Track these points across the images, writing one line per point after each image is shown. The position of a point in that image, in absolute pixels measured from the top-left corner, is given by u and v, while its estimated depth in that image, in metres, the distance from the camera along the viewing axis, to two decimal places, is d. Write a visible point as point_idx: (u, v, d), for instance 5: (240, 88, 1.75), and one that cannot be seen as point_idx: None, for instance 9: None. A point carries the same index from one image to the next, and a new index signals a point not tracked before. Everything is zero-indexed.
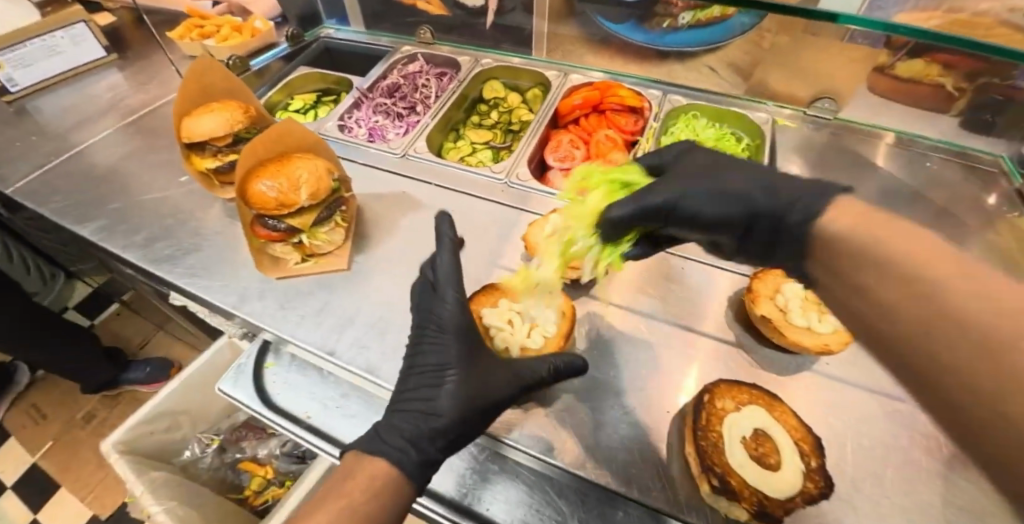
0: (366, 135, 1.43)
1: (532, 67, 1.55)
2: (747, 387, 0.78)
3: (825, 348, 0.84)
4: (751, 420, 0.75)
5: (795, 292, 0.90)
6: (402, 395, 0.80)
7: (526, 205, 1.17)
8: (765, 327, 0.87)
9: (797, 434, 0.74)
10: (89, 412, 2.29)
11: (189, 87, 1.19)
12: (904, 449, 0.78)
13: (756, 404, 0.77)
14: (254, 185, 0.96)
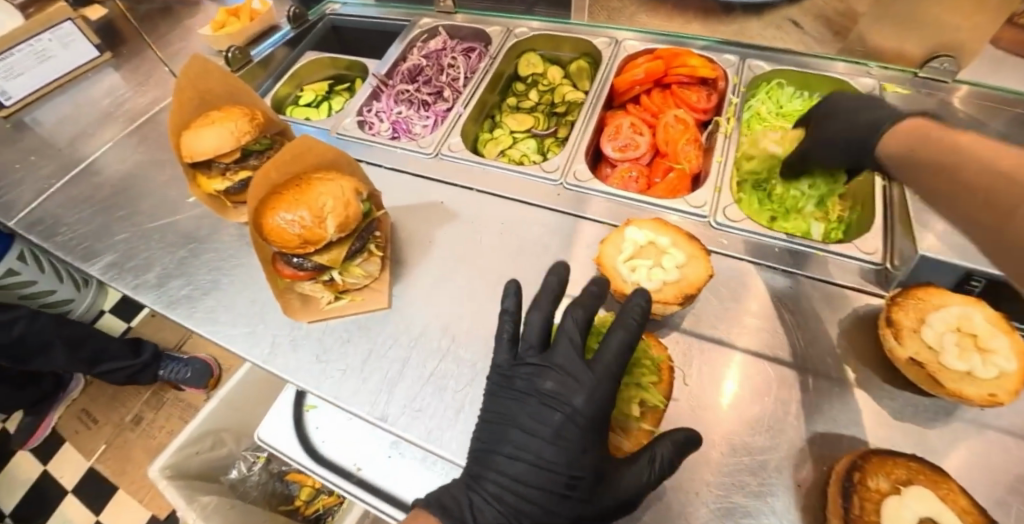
0: (390, 131, 1.25)
1: (574, 34, 1.31)
2: (902, 459, 0.63)
3: (994, 401, 0.67)
4: (917, 506, 0.59)
5: (948, 324, 0.72)
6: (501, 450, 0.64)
7: (588, 212, 0.98)
8: (914, 372, 0.71)
9: (972, 520, 0.58)
10: (137, 414, 2.24)
11: (185, 93, 1.02)
12: None
13: (917, 482, 0.61)
14: (270, 218, 0.79)
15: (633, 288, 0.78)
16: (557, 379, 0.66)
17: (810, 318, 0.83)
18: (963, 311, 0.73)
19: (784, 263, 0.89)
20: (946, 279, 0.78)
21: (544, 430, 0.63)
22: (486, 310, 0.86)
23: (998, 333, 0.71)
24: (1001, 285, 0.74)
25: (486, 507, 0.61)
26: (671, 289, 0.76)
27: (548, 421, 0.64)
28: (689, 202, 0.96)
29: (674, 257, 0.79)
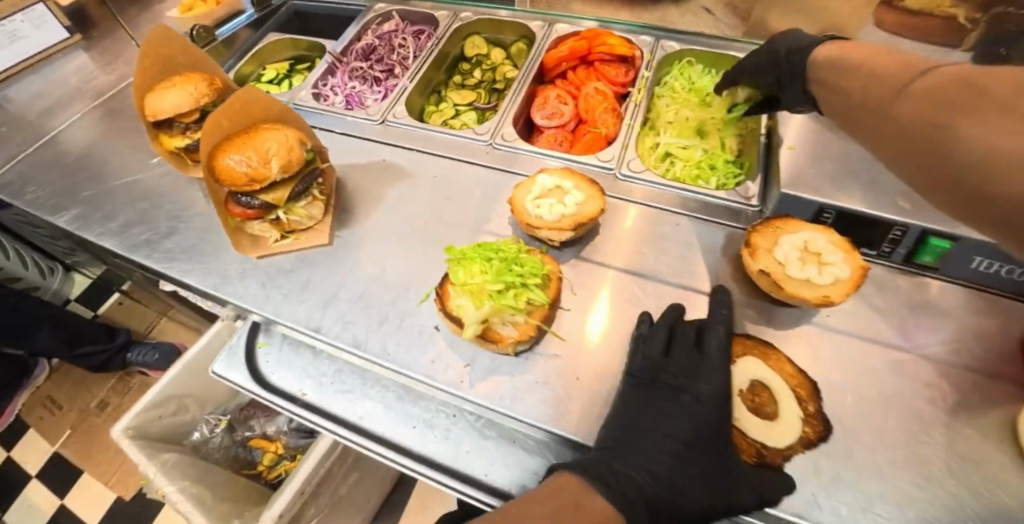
0: (343, 103, 1.36)
1: (514, 18, 1.44)
2: (741, 338, 0.84)
3: (825, 300, 0.81)
4: (747, 373, 0.81)
5: (795, 245, 0.87)
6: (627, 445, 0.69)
7: (513, 167, 1.11)
8: (764, 282, 0.86)
9: (794, 380, 0.79)
10: (102, 400, 2.27)
11: (148, 60, 1.13)
12: (899, 397, 0.78)
13: (749, 355, 0.83)
14: (222, 160, 0.91)
15: (536, 219, 0.90)
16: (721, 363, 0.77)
17: (693, 248, 0.96)
18: (810, 235, 0.88)
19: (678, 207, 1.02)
20: (802, 212, 0.92)
21: (680, 415, 0.72)
22: (414, 247, 0.97)
23: (836, 251, 0.85)
24: (847, 215, 0.88)
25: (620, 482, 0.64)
26: (569, 220, 0.89)
27: (680, 407, 0.73)
28: (599, 157, 1.10)
29: (574, 197, 0.92)
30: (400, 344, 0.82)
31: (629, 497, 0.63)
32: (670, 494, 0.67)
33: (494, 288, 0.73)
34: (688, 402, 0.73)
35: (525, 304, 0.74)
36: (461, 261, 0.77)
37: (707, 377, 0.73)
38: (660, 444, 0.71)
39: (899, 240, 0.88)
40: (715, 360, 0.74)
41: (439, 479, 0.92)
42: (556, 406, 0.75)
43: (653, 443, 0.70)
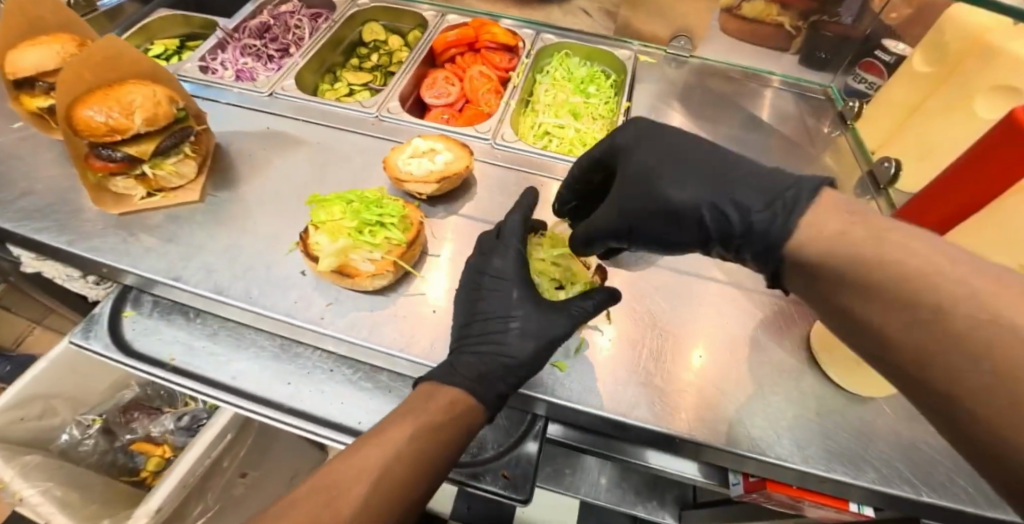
0: (233, 77, 1.36)
1: (410, 7, 1.52)
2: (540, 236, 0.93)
3: None
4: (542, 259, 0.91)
5: None
6: (464, 336, 0.76)
7: (397, 137, 1.18)
8: None
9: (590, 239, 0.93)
10: None
11: (12, 17, 1.08)
12: (721, 321, 0.91)
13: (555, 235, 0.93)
14: (81, 111, 0.89)
15: (406, 175, 0.97)
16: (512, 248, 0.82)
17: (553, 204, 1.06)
18: None
19: (547, 171, 1.13)
20: None
21: (500, 301, 0.78)
22: (293, 205, 1.01)
23: None
24: None
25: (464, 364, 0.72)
26: (436, 176, 0.96)
27: (502, 291, 0.79)
28: (477, 129, 1.18)
29: (444, 157, 1.01)
30: (262, 288, 0.84)
31: (459, 375, 0.71)
32: (501, 350, 0.73)
33: (353, 228, 0.80)
34: (492, 280, 0.79)
35: (385, 242, 0.80)
36: (325, 206, 0.83)
37: (502, 259, 0.81)
38: (486, 314, 0.77)
39: None
40: (508, 239, 0.82)
41: (308, 429, 0.93)
42: (411, 334, 0.80)
43: (478, 324, 0.77)
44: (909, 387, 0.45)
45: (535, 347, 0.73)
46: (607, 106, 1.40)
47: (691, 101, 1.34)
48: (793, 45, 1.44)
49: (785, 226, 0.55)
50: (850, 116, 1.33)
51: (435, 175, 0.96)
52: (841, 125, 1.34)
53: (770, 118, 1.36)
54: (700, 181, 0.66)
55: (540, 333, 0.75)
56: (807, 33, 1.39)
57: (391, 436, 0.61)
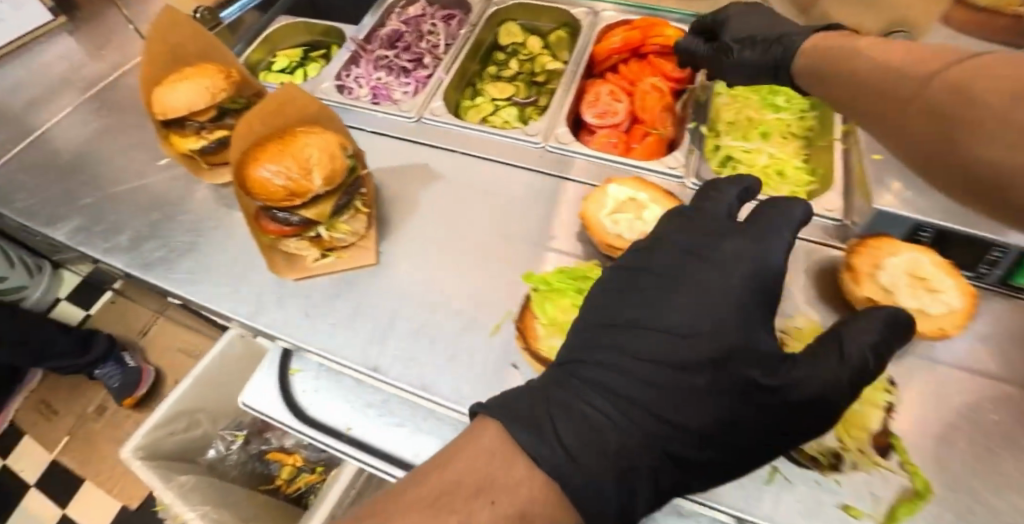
0: (369, 96, 1.23)
1: (554, 4, 1.32)
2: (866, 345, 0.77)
3: (941, 332, 0.76)
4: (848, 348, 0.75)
5: (899, 269, 0.81)
6: (588, 356, 0.58)
7: (571, 173, 1.01)
8: (872, 311, 0.80)
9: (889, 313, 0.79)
10: (100, 404, 2.11)
11: (154, 47, 0.97)
12: None
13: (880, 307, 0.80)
14: (254, 170, 0.77)
15: (617, 238, 0.82)
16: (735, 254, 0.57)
17: None
18: (912, 257, 0.83)
19: (759, 221, 0.94)
20: (897, 230, 0.85)
21: (679, 324, 0.55)
22: (478, 265, 0.86)
23: (944, 276, 0.81)
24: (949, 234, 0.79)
25: (593, 411, 0.53)
26: None
27: (678, 310, 0.56)
28: (667, 164, 1.01)
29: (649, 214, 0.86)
30: (474, 388, 0.72)
31: (564, 429, 0.51)
32: (679, 396, 0.53)
33: None
34: (711, 280, 0.56)
35: None
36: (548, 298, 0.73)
37: (735, 238, 0.58)
38: (632, 327, 0.57)
39: (999, 261, 0.80)
40: (720, 221, 0.62)
41: None
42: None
43: (639, 346, 0.56)
44: (948, 144, 0.48)
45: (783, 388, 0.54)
46: (804, 122, 1.17)
47: None
48: None
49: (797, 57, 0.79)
50: None
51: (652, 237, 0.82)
52: None
53: None
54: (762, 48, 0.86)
55: (762, 364, 0.54)
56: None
57: (481, 452, 0.47)
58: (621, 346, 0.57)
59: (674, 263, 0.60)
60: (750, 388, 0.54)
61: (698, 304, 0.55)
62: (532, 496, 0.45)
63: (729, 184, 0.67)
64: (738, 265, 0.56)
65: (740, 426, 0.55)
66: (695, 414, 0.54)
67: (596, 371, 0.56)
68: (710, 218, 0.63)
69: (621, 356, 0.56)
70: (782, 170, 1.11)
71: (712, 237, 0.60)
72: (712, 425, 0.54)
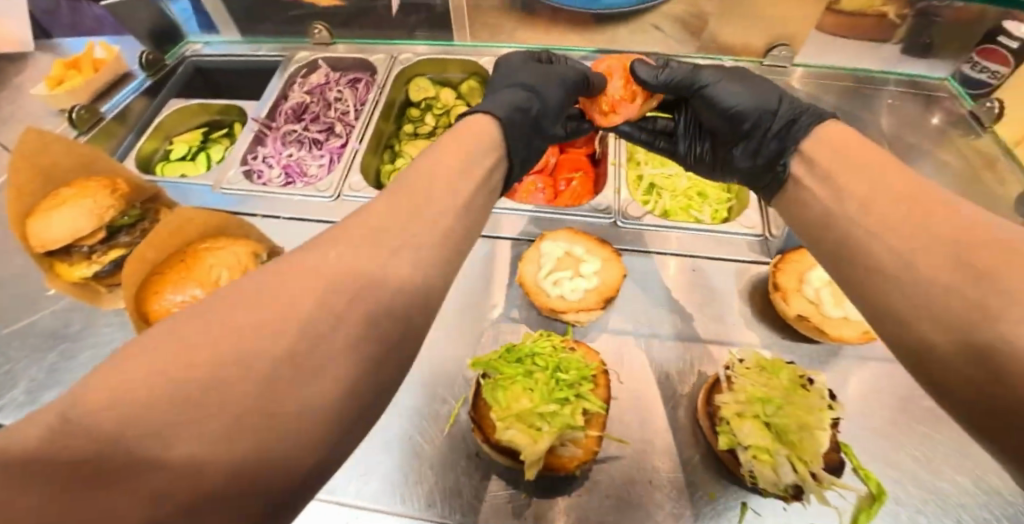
0: (282, 178, 1.18)
1: (461, 55, 1.32)
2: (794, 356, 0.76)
3: (867, 336, 0.83)
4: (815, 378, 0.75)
5: (820, 281, 0.87)
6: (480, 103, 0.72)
7: (504, 232, 1.00)
8: (803, 326, 0.85)
9: (821, 331, 0.83)
10: None
11: (22, 174, 0.86)
12: None
13: (812, 329, 0.84)
14: (156, 303, 0.71)
15: (559, 301, 0.81)
16: (522, 61, 0.87)
17: (714, 294, 0.94)
18: None
19: (691, 250, 0.99)
20: None
21: (526, 81, 0.80)
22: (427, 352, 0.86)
23: None
24: None
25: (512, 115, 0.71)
26: (595, 295, 0.81)
27: (522, 81, 0.80)
28: (593, 206, 1.03)
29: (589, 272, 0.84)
30: (443, 489, 0.74)
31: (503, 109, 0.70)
32: (534, 105, 0.77)
33: (548, 414, 0.64)
34: (508, 79, 0.82)
35: (582, 421, 0.66)
36: (499, 383, 0.67)
37: (506, 72, 0.84)
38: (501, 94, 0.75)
39: None
40: (515, 62, 0.87)
41: None
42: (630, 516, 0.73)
43: (502, 94, 0.75)
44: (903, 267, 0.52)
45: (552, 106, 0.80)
46: None
47: None
48: (895, 35, 1.27)
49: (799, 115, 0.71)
50: (986, 116, 1.27)
51: (596, 292, 0.81)
52: (976, 127, 1.28)
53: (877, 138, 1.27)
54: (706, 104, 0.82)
55: (550, 81, 0.82)
56: (917, 21, 1.21)
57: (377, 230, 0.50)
58: (501, 100, 0.73)
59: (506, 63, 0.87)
60: (552, 71, 0.84)
61: (532, 80, 0.81)
62: (481, 135, 0.65)
63: (511, 56, 0.89)
64: (518, 78, 0.81)
65: (569, 85, 0.84)
66: (552, 87, 0.81)
67: (492, 94, 0.77)
68: (507, 68, 0.86)
69: (510, 89, 0.78)
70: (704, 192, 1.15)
71: (527, 57, 0.88)
72: (525, 101, 0.75)
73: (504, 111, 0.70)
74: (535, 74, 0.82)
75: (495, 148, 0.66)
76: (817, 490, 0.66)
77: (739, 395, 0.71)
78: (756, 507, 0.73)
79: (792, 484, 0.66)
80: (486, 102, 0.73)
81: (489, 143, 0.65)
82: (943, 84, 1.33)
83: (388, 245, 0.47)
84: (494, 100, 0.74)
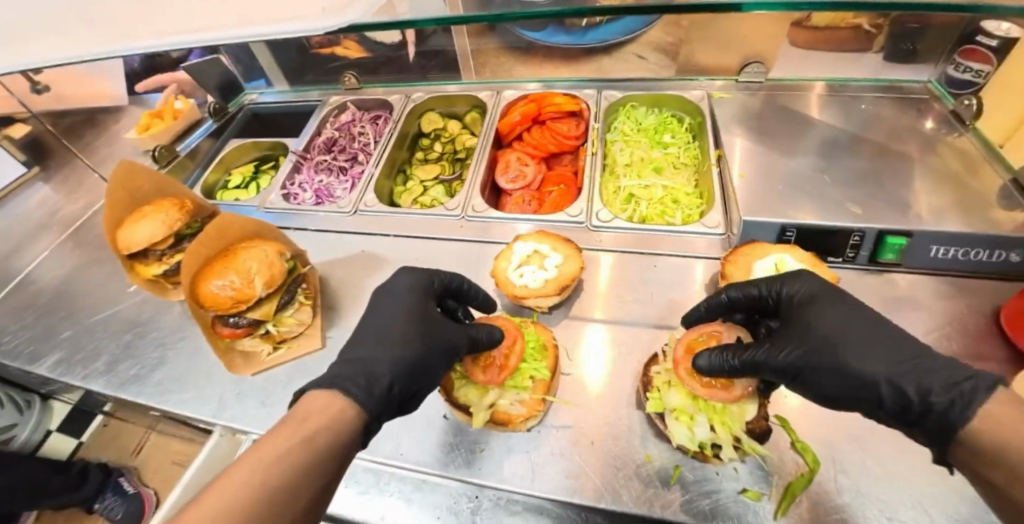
0: (313, 199, 1.40)
1: (463, 91, 1.53)
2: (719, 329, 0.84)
3: None
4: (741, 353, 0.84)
5: (767, 270, 0.96)
6: (333, 374, 0.66)
7: (490, 236, 1.16)
8: None
9: None
10: None
11: (115, 194, 1.12)
12: None
13: None
14: (204, 286, 0.90)
15: (522, 289, 0.95)
16: (411, 308, 0.77)
17: (676, 286, 1.03)
18: (779, 256, 0.98)
19: (654, 248, 1.09)
20: (767, 235, 1.02)
21: (386, 343, 0.72)
22: None
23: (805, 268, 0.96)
24: (805, 231, 0.99)
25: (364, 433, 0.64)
26: (552, 284, 0.94)
27: (387, 340, 0.73)
28: (568, 213, 1.17)
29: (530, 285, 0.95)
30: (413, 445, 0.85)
31: (346, 384, 0.64)
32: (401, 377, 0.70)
33: (495, 374, 0.78)
34: (395, 324, 0.74)
35: (527, 382, 0.79)
36: None
37: (389, 326, 0.74)
38: (347, 368, 0.68)
39: (860, 243, 1.00)
40: (403, 298, 0.78)
41: None
42: (573, 473, 0.79)
43: (354, 370, 0.68)
44: None
45: (387, 364, 0.69)
46: (690, 155, 1.36)
47: (778, 131, 1.21)
48: (875, 43, 1.31)
49: (964, 412, 0.54)
50: (967, 114, 1.16)
51: (555, 281, 0.94)
52: (957, 126, 1.17)
53: (860, 128, 1.21)
54: (805, 342, 0.68)
55: (410, 355, 0.72)
56: (892, 29, 1.26)
57: (315, 408, 0.60)
58: (345, 371, 0.67)
59: (389, 302, 0.78)
60: (441, 329, 0.76)
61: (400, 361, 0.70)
62: (334, 426, 0.59)
63: (405, 276, 0.81)
64: (400, 334, 0.73)
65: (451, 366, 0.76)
66: (426, 345, 0.73)
67: (355, 349, 0.72)
68: (392, 305, 0.77)
69: (365, 352, 0.71)
70: (679, 200, 1.26)
71: (427, 287, 0.81)
72: (384, 366, 0.69)
73: (375, 405, 0.65)
74: (417, 336, 0.73)
75: (348, 443, 0.60)
76: (732, 447, 0.74)
77: (667, 364, 0.82)
78: (688, 469, 0.77)
79: (710, 442, 0.75)
80: (333, 374, 0.67)
81: (342, 429, 0.60)
82: (926, 87, 1.29)
83: (305, 432, 0.56)
84: (340, 368, 0.68)
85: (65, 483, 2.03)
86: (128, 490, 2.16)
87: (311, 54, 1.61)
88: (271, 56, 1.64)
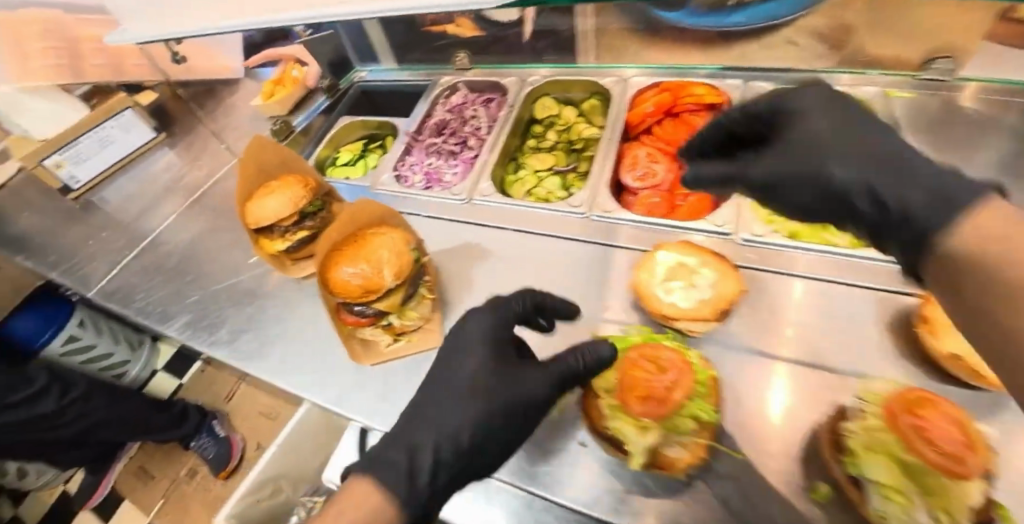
0: (423, 183, 1.34)
1: (584, 76, 1.41)
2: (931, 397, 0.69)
3: None
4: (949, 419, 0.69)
5: None
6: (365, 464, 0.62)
7: (616, 239, 1.06)
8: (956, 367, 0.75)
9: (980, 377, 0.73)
10: (190, 467, 2.34)
11: (246, 168, 1.13)
12: None
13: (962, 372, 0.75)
14: (335, 272, 0.87)
15: (669, 307, 0.85)
16: (480, 357, 0.72)
17: (844, 317, 0.88)
18: None
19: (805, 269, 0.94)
20: None
21: (462, 396, 0.68)
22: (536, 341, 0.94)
23: None
24: None
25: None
26: (708, 306, 0.84)
27: (464, 393, 0.69)
28: (712, 221, 1.04)
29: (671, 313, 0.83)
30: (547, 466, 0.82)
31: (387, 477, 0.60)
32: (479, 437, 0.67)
33: (656, 408, 0.68)
34: (464, 372, 0.71)
35: (690, 424, 0.69)
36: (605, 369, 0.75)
37: (450, 378, 0.71)
38: (411, 438, 0.65)
39: None
40: (467, 334, 0.74)
41: None
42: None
43: (420, 440, 0.65)
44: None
45: (442, 448, 0.64)
46: None
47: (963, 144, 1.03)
48: None
49: None
50: None
51: (711, 302, 0.84)
52: None
53: None
54: None
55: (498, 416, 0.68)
56: None
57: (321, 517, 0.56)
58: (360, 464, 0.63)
59: (458, 341, 0.74)
60: (520, 374, 0.71)
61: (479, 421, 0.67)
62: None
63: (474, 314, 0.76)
64: (472, 384, 0.69)
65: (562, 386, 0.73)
66: (519, 405, 0.69)
67: (422, 406, 0.69)
68: (467, 339, 0.74)
69: (435, 414, 0.68)
70: None
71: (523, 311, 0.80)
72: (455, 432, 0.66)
73: (425, 496, 0.61)
74: (496, 387, 0.69)
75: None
76: None
77: (871, 425, 0.68)
78: None
79: None
80: (401, 446, 0.64)
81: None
82: None
83: None
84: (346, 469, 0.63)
85: (166, 421, 2.18)
86: (221, 433, 2.26)
87: (421, 31, 1.56)
88: (383, 34, 1.61)
